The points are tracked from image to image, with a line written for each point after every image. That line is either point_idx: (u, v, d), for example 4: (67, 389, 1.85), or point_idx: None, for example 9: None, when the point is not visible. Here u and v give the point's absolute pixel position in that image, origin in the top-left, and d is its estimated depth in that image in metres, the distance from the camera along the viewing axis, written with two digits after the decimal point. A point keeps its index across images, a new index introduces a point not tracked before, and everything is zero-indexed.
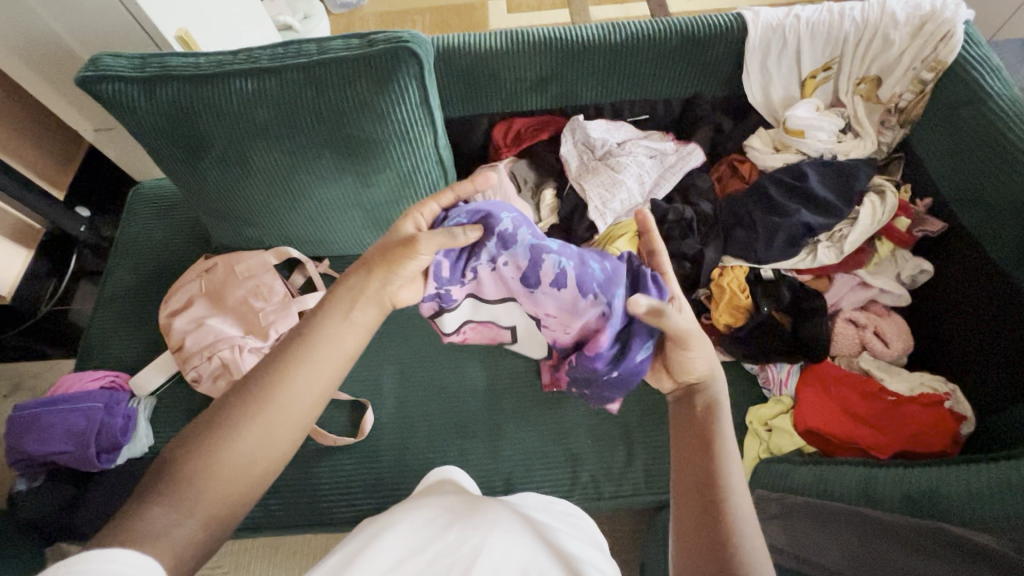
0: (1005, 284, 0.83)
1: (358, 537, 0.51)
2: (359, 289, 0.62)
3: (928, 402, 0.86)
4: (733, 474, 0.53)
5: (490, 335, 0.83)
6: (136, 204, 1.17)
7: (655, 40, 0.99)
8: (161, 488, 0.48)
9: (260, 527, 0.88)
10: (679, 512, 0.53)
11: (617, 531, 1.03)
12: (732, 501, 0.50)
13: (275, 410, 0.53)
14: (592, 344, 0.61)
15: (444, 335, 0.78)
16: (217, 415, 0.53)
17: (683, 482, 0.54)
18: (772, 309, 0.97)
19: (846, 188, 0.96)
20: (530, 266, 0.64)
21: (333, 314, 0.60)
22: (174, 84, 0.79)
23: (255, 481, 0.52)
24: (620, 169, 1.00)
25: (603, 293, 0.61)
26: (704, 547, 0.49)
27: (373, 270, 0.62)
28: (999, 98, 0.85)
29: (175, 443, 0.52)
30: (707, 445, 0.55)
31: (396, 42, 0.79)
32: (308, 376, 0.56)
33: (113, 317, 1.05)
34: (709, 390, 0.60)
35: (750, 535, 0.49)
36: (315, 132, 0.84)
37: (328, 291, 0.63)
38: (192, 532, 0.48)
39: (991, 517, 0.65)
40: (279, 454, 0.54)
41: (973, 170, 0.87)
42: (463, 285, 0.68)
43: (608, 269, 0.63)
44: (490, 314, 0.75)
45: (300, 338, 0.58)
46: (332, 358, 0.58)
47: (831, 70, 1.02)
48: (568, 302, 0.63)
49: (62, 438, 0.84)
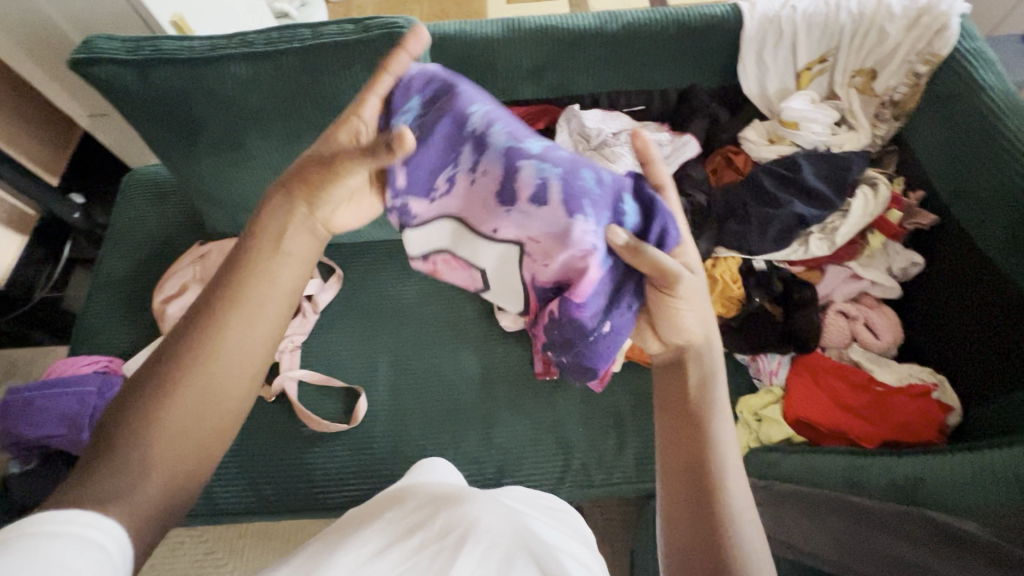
0: (994, 278, 0.84)
1: (344, 528, 0.52)
2: (286, 219, 0.57)
3: (916, 392, 0.87)
4: (729, 456, 0.52)
5: (462, 279, 0.68)
6: (131, 188, 1.16)
7: (653, 29, 0.98)
8: (109, 453, 0.47)
9: (253, 511, 0.89)
10: (669, 496, 0.53)
11: (607, 518, 1.04)
12: (727, 486, 0.50)
13: (219, 361, 0.51)
14: (580, 283, 0.54)
15: (411, 260, 0.67)
16: (155, 376, 0.50)
17: (675, 463, 0.53)
18: (764, 300, 0.98)
19: (840, 178, 0.96)
20: (507, 175, 0.55)
21: (265, 251, 0.56)
22: (168, 67, 0.78)
23: (207, 442, 0.51)
24: (614, 159, 1.00)
25: (593, 215, 0.54)
26: (697, 531, 0.49)
27: (294, 185, 0.57)
28: (990, 92, 0.85)
29: (113, 406, 0.50)
30: (701, 426, 0.53)
31: (392, 27, 0.79)
32: (246, 327, 0.53)
33: (108, 301, 1.05)
34: (703, 357, 0.57)
35: (744, 521, 0.49)
36: (313, 118, 0.85)
37: (250, 224, 0.57)
38: (150, 493, 0.47)
39: (975, 502, 0.64)
40: (228, 406, 0.52)
41: (966, 163, 0.88)
42: (430, 201, 0.60)
43: (598, 186, 0.55)
44: (467, 245, 0.61)
45: (232, 286, 0.54)
46: (271, 303, 0.55)
47: (826, 63, 1.03)
48: (550, 220, 0.54)
49: (55, 421, 0.84)
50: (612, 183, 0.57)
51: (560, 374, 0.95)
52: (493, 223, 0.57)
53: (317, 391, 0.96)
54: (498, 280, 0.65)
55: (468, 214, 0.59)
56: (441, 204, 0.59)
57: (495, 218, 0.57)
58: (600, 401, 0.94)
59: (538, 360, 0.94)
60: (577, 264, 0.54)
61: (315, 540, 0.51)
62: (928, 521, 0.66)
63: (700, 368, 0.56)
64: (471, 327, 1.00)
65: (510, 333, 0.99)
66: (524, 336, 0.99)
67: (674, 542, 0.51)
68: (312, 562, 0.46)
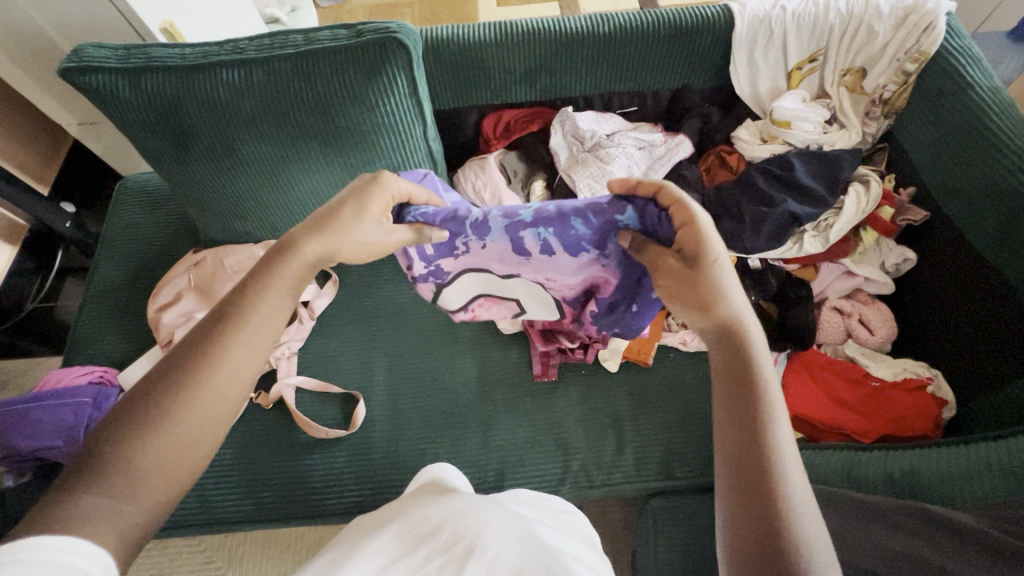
0: (986, 272, 0.84)
1: (354, 541, 0.51)
2: (301, 262, 0.60)
3: (912, 386, 0.88)
4: (785, 437, 0.49)
5: (500, 310, 0.87)
6: (122, 197, 1.15)
7: (644, 30, 0.99)
8: (91, 476, 0.45)
9: (251, 519, 0.88)
10: (726, 486, 0.49)
11: (607, 518, 1.04)
12: (785, 469, 0.47)
13: (212, 384, 0.51)
14: (605, 288, 0.74)
15: (454, 313, 0.85)
16: (147, 394, 0.50)
17: (729, 443, 0.50)
18: (761, 298, 0.99)
19: (832, 177, 0.97)
20: (516, 247, 0.68)
21: (273, 292, 0.58)
22: (160, 75, 0.78)
23: (203, 454, 0.51)
24: (609, 161, 1.00)
25: (593, 247, 0.67)
26: (754, 515, 0.46)
27: (320, 236, 0.60)
28: (978, 89, 0.87)
29: (96, 432, 0.49)
30: (754, 404, 0.51)
31: (384, 32, 0.79)
32: (240, 356, 0.54)
33: (101, 311, 1.04)
34: (745, 334, 0.54)
35: (804, 507, 0.46)
36: (305, 124, 0.84)
37: (264, 260, 0.60)
38: (130, 518, 0.46)
39: (975, 495, 0.68)
40: (224, 417, 0.52)
41: (956, 159, 0.89)
42: (454, 259, 0.73)
43: (589, 228, 0.65)
44: (499, 287, 0.79)
45: (234, 315, 0.55)
46: (266, 337, 0.56)
47: (817, 61, 1.03)
48: (562, 264, 0.70)
49: (50, 433, 0.83)
50: (599, 216, 0.64)
51: (558, 375, 0.96)
52: (516, 270, 0.73)
53: (314, 398, 0.95)
54: (527, 299, 0.82)
55: (489, 267, 0.74)
56: (464, 260, 0.73)
57: (517, 268, 0.73)
58: (598, 402, 0.94)
59: (537, 360, 0.95)
60: (600, 278, 0.72)
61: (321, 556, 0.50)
62: (930, 516, 0.66)
63: (739, 345, 0.54)
64: (469, 330, 1.00)
65: (507, 335, 0.99)
66: (522, 339, 0.99)
67: (730, 537, 0.47)
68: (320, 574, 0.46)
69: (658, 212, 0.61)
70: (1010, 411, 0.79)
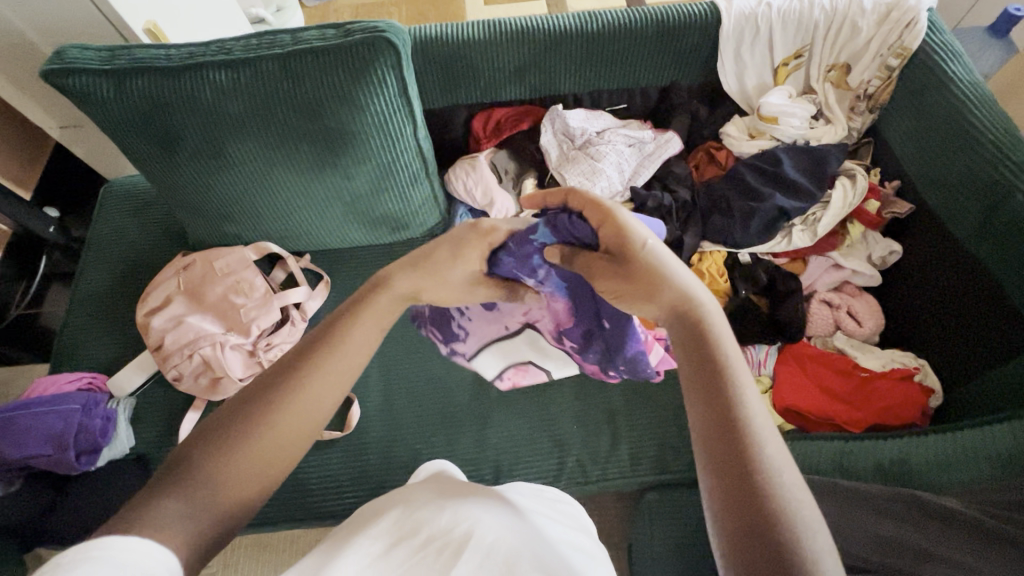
0: (970, 263, 0.86)
1: (356, 525, 0.51)
2: (389, 304, 0.59)
3: (899, 376, 0.90)
4: (756, 408, 0.46)
5: (534, 378, 0.89)
6: (108, 200, 1.14)
7: (631, 28, 0.99)
8: (176, 481, 0.46)
9: (248, 523, 0.88)
10: (706, 472, 0.45)
11: (603, 514, 1.05)
12: (763, 441, 0.44)
13: (297, 408, 0.52)
14: (567, 315, 0.73)
15: (494, 382, 0.88)
16: (238, 411, 0.51)
17: (703, 426, 0.47)
18: (751, 292, 1.00)
19: (818, 172, 0.99)
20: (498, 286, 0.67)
21: (367, 323, 0.57)
22: (145, 77, 0.77)
23: (276, 474, 0.51)
24: (598, 158, 1.01)
25: (533, 273, 0.66)
26: (739, 497, 0.42)
27: (410, 275, 0.60)
28: (960, 83, 0.89)
29: (187, 442, 0.49)
30: (721, 378, 0.48)
31: (372, 32, 0.79)
32: (327, 381, 0.54)
33: (88, 317, 1.03)
34: (699, 311, 0.53)
35: (785, 475, 0.43)
36: (291, 123, 0.83)
37: (357, 295, 0.60)
38: (206, 523, 0.45)
39: (965, 481, 0.70)
40: (298, 444, 0.52)
41: (938, 152, 0.91)
42: (465, 338, 0.81)
43: (515, 251, 0.64)
44: (518, 350, 0.83)
45: (327, 340, 0.55)
46: (356, 369, 0.56)
47: (802, 58, 1.04)
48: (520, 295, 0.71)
49: (41, 441, 0.82)
50: (518, 241, 0.64)
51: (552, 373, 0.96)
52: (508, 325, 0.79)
53: None
54: (545, 351, 0.83)
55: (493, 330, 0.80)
56: (473, 335, 0.81)
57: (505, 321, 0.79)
58: (592, 398, 0.95)
59: None
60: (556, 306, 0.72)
61: (312, 550, 0.48)
62: (925, 505, 0.68)
63: (696, 323, 0.52)
64: None
65: None
66: None
67: (719, 527, 0.42)
68: (320, 558, 0.45)
69: (569, 218, 0.62)
70: (1002, 393, 0.79)
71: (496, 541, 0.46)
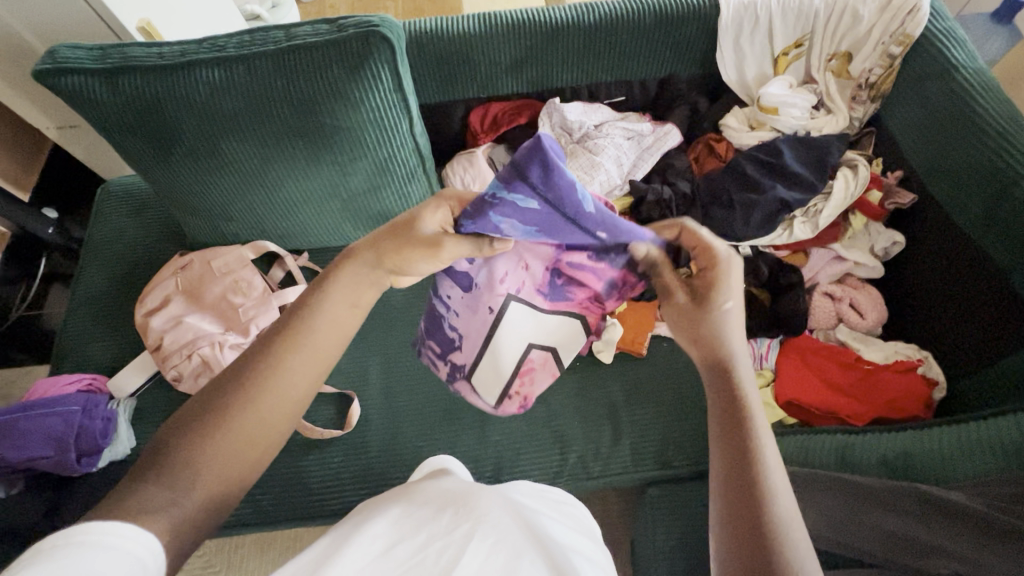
0: (973, 253, 0.85)
1: (355, 523, 0.50)
2: (361, 279, 0.58)
3: (903, 368, 0.89)
4: (774, 470, 0.47)
5: (543, 372, 0.74)
6: (106, 201, 1.13)
7: (629, 20, 0.98)
8: (159, 470, 0.47)
9: (249, 523, 0.87)
10: (718, 524, 0.47)
11: (606, 509, 1.04)
12: (776, 502, 0.45)
13: (273, 390, 0.51)
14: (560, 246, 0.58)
15: (501, 398, 0.76)
16: (214, 394, 0.51)
17: (724, 480, 0.48)
18: (751, 285, 0.99)
19: (819, 162, 0.98)
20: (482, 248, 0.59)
21: (340, 301, 0.56)
22: (136, 75, 0.77)
23: (256, 459, 0.51)
24: (597, 152, 1.01)
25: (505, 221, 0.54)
26: (747, 551, 0.43)
27: (378, 245, 0.58)
28: (963, 70, 0.88)
29: (169, 427, 0.50)
30: (744, 438, 0.49)
31: (366, 27, 0.78)
32: (303, 362, 0.53)
33: (87, 318, 1.02)
34: (734, 371, 0.53)
35: (794, 539, 0.43)
36: (287, 121, 0.82)
37: (330, 268, 0.59)
38: (189, 511, 0.46)
39: (972, 473, 0.69)
40: (276, 430, 0.52)
41: (941, 141, 0.90)
42: (455, 341, 0.71)
43: (477, 212, 0.54)
44: (508, 340, 0.69)
45: (300, 319, 0.55)
46: (331, 349, 0.55)
47: (802, 48, 1.03)
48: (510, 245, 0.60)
49: (42, 442, 0.82)
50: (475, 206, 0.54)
51: None
52: (490, 304, 0.66)
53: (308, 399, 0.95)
54: (541, 326, 0.68)
55: (475, 322, 0.68)
56: (461, 337, 0.70)
57: (485, 305, 0.66)
58: (593, 394, 0.94)
59: None
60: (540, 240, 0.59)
61: (309, 548, 0.47)
62: (926, 496, 0.67)
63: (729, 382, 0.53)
64: None
65: None
66: None
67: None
68: (318, 557, 0.44)
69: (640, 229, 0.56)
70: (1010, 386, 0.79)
71: (488, 531, 0.46)
